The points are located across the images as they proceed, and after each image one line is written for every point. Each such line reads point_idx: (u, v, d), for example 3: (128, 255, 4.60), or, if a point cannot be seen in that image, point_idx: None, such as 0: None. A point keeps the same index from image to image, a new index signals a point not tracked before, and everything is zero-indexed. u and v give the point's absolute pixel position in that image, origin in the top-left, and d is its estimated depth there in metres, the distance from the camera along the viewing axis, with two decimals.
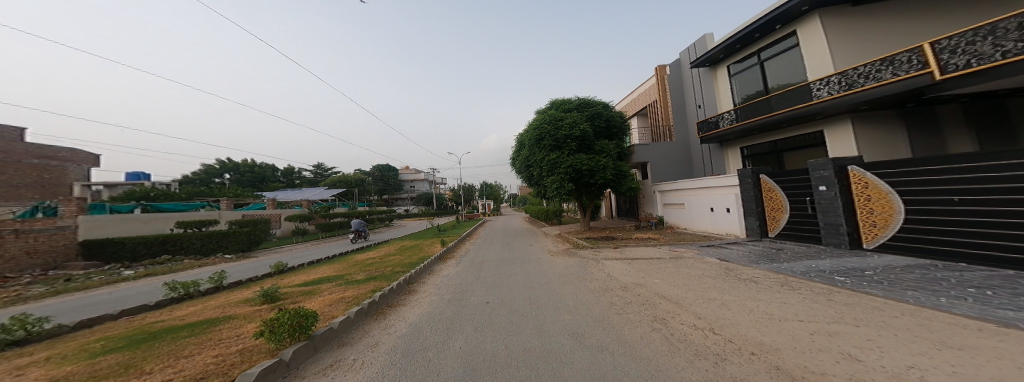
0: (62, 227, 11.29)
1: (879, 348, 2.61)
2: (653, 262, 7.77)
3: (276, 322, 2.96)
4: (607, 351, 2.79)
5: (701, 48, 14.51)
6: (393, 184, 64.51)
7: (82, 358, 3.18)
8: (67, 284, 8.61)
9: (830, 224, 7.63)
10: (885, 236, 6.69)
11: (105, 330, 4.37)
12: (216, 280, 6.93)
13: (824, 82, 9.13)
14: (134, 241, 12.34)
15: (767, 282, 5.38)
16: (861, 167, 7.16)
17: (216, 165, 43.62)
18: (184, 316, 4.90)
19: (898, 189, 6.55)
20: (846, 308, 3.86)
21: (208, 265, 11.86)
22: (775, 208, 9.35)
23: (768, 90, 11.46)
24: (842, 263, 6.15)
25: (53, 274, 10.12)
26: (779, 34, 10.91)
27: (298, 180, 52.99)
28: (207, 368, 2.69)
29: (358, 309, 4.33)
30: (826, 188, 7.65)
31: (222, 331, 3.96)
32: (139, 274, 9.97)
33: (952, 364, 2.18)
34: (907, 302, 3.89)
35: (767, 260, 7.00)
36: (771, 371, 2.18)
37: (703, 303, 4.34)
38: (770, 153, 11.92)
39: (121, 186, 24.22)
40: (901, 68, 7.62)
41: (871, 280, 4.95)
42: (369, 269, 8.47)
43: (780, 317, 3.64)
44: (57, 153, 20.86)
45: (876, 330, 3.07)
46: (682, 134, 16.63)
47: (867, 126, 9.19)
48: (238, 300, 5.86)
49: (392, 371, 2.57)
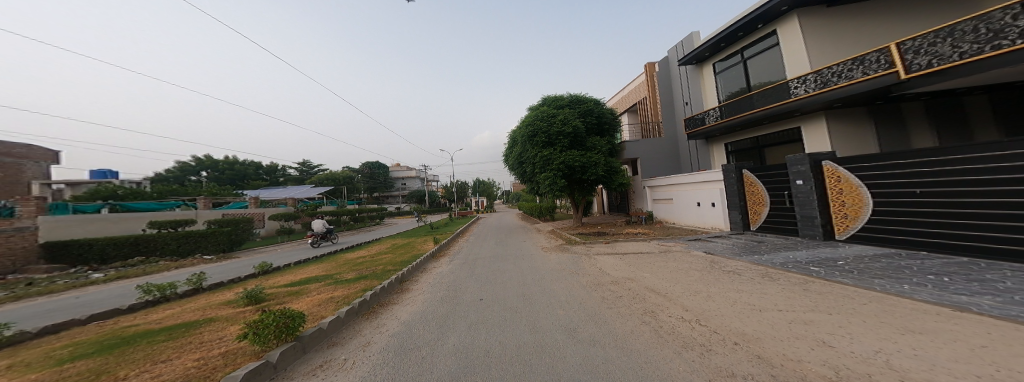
0: (21, 228, 10.60)
1: (849, 334, 2.78)
2: (643, 256, 7.96)
3: (261, 323, 2.87)
4: (598, 344, 2.86)
5: (688, 46, 14.80)
6: (383, 181, 63.52)
7: (49, 365, 3.02)
8: (28, 289, 8.10)
9: (806, 217, 7.97)
10: (856, 227, 7.06)
11: (73, 335, 4.14)
12: (194, 281, 6.67)
13: (801, 80, 9.49)
14: (103, 242, 11.68)
15: (749, 273, 5.61)
16: (834, 162, 7.47)
17: (192, 162, 41.77)
18: (162, 320, 4.70)
19: (867, 183, 6.89)
20: (820, 297, 4.08)
21: (185, 267, 11.37)
22: (756, 202, 9.70)
23: (751, 88, 11.81)
24: (817, 254, 6.46)
25: (12, 278, 9.50)
26: (761, 33, 11.25)
27: (282, 178, 51.57)
28: (188, 372, 2.61)
29: (349, 309, 4.27)
30: (803, 182, 7.97)
31: (203, 333, 3.83)
32: (110, 277, 9.46)
33: (914, 348, 2.34)
34: (875, 289, 4.14)
35: (749, 252, 7.30)
36: (752, 360, 2.28)
37: (689, 296, 4.48)
38: (752, 149, 12.34)
39: (86, 185, 22.90)
40: (871, 68, 7.98)
41: (844, 269, 5.24)
42: (360, 268, 8.32)
43: (761, 307, 3.80)
44: (11, 149, 19.59)
45: (847, 317, 3.26)
46: (670, 130, 16.99)
47: (839, 123, 9.65)
48: (220, 302, 5.67)
49: (384, 370, 2.56)
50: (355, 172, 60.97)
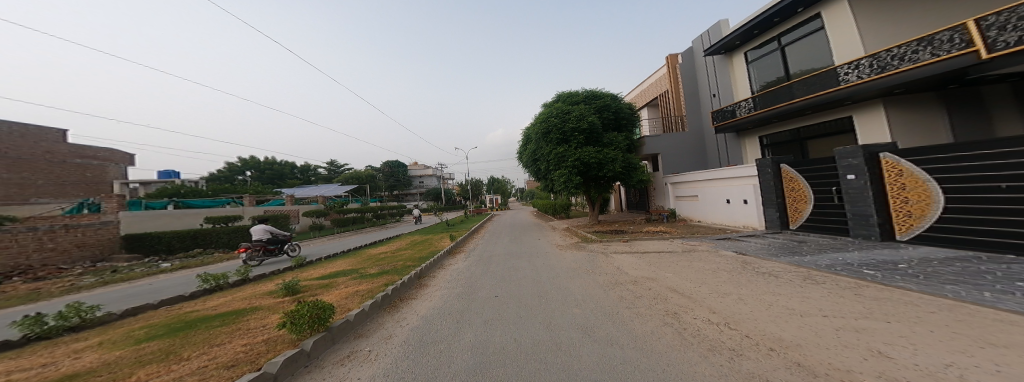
0: (106, 222, 12.12)
1: (912, 345, 2.51)
2: (664, 256, 7.66)
3: (297, 313, 3.09)
4: (617, 345, 2.80)
5: (715, 34, 13.99)
6: (403, 180, 65.65)
7: (129, 344, 3.42)
8: (113, 275, 9.26)
9: (858, 215, 7.30)
10: (921, 227, 6.37)
11: (147, 318, 4.68)
12: (242, 272, 7.30)
13: (853, 65, 8.61)
14: (169, 235, 13.01)
15: (788, 276, 5.21)
16: (894, 154, 6.81)
17: (238, 163, 45.38)
18: (215, 307, 5.17)
19: (936, 177, 6.18)
20: (876, 303, 3.72)
21: (234, 259, 12.45)
22: (797, 199, 9.03)
23: (790, 76, 10.94)
24: (871, 256, 5.89)
25: (100, 265, 10.83)
26: (801, 17, 10.42)
27: (315, 177, 54.76)
28: (238, 356, 2.86)
29: (372, 302, 4.48)
30: (855, 177, 7.30)
31: (249, 321, 4.19)
32: (175, 267, 10.55)
33: (996, 364, 2.08)
34: (945, 297, 3.70)
35: (787, 252, 6.80)
36: (791, 367, 2.14)
37: (718, 297, 4.26)
38: (792, 141, 11.45)
39: (156, 184, 25.64)
40: (941, 48, 7.11)
41: (904, 273, 4.74)
42: (382, 263, 8.69)
43: (802, 312, 3.53)
44: (97, 153, 22.26)
45: (910, 326, 2.95)
46: (696, 124, 16.15)
47: (901, 111, 8.71)
48: (262, 292, 6.14)
49: (404, 362, 2.68)
50: (378, 171, 63.50)
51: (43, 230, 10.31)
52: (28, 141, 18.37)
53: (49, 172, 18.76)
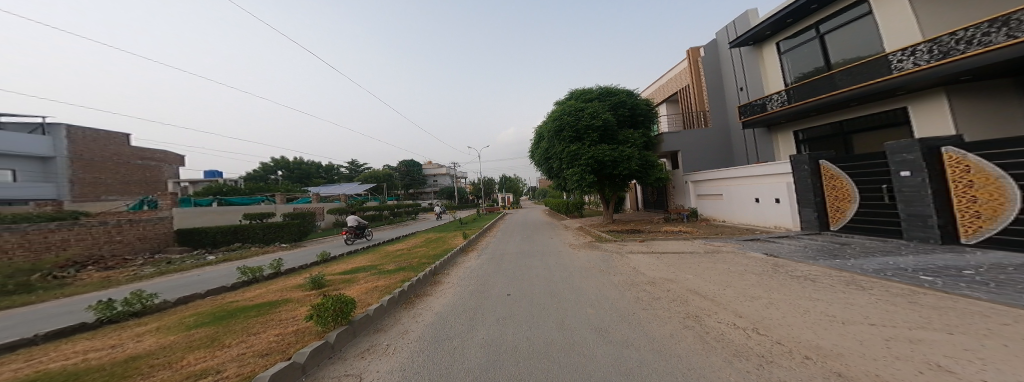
0: (163, 218, 13.33)
1: (979, 359, 2.25)
2: (684, 256, 7.36)
3: (322, 306, 3.24)
4: (633, 347, 2.73)
5: (743, 25, 13.23)
6: (420, 179, 67.12)
7: (180, 330, 3.71)
8: (167, 266, 10.16)
9: (914, 215, 6.67)
10: (992, 229, 5.71)
11: (198, 306, 5.07)
12: (275, 266, 7.73)
13: (908, 52, 7.83)
14: (214, 230, 14.11)
15: (827, 280, 4.84)
16: (959, 148, 6.14)
17: (271, 163, 48.22)
18: (253, 298, 5.51)
19: (1012, 173, 5.55)
20: (934, 312, 3.37)
21: (268, 253, 13.30)
22: (840, 198, 8.36)
23: (831, 67, 10.17)
24: (928, 260, 5.35)
25: (157, 257, 11.93)
26: (844, 3, 9.64)
27: (339, 176, 57.20)
28: (271, 345, 3.04)
29: (390, 298, 4.62)
30: (910, 174, 6.65)
31: (280, 312, 4.43)
32: (219, 259, 11.38)
33: None
34: (1022, 307, 3.29)
35: (826, 255, 6.31)
36: (829, 377, 1.99)
37: (747, 301, 4.03)
38: (834, 136, 10.63)
39: (202, 182, 27.80)
40: (1019, 29, 6.33)
41: (971, 280, 4.27)
42: (398, 260, 8.94)
43: (845, 319, 3.27)
44: (155, 154, 24.44)
45: (975, 339, 2.65)
46: (721, 120, 15.34)
47: (967, 100, 7.87)
48: (293, 285, 6.48)
49: (420, 357, 2.73)
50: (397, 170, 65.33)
51: (110, 224, 11.40)
52: (100, 144, 20.41)
53: (116, 172, 20.83)
